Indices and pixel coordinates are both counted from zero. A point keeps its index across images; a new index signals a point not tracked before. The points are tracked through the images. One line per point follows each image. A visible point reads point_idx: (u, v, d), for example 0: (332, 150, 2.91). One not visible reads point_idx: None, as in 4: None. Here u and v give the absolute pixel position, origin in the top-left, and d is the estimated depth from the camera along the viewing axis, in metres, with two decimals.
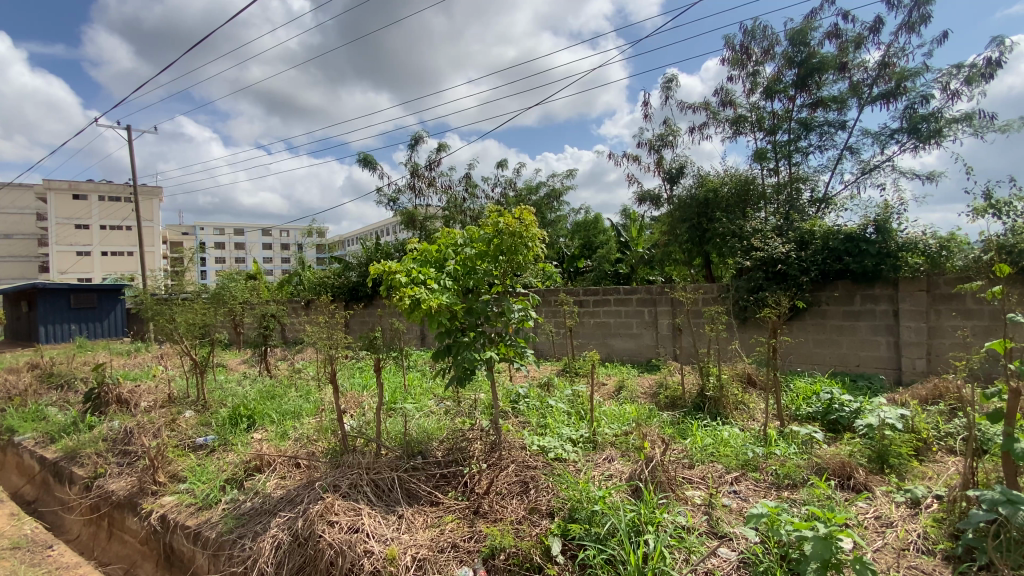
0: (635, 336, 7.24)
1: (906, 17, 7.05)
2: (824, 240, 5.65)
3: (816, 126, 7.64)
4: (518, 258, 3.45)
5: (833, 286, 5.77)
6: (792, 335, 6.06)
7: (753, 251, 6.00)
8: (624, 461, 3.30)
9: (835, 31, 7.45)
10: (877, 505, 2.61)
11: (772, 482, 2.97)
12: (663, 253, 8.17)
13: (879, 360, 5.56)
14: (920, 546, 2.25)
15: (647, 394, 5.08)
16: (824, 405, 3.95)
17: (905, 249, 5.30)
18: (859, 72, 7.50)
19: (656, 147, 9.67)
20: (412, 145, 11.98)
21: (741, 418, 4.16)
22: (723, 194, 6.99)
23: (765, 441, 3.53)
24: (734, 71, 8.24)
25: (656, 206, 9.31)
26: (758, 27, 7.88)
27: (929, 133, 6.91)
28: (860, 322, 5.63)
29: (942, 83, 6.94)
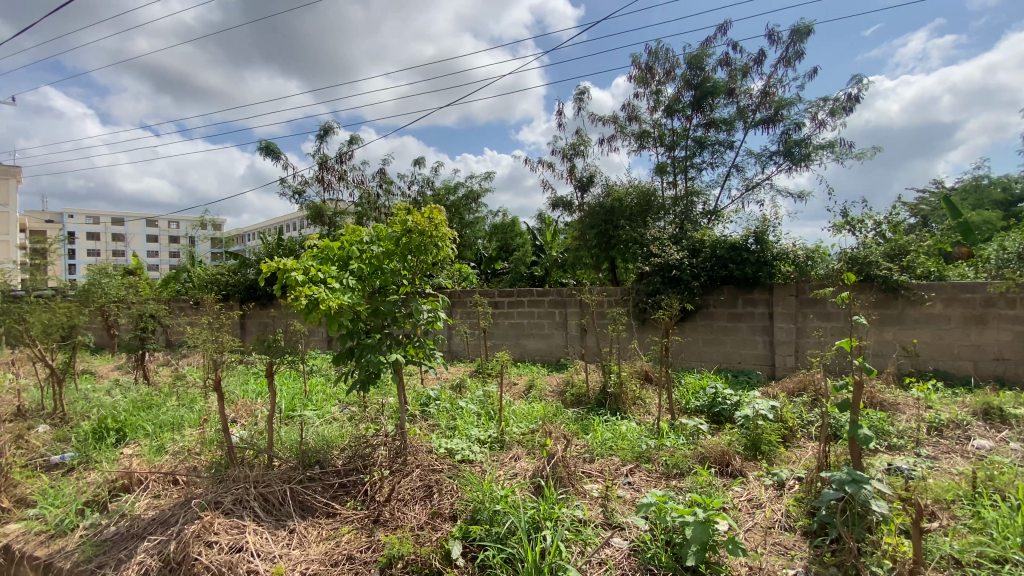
0: (547, 336, 7.42)
1: (783, 52, 7.95)
2: (712, 248, 6.19)
3: (708, 144, 8.35)
4: (426, 258, 3.40)
5: (720, 290, 6.33)
6: (684, 335, 6.54)
7: (652, 257, 6.41)
8: (529, 459, 3.36)
9: (726, 59, 8.19)
10: (750, 488, 2.89)
11: (663, 472, 3.19)
12: (575, 257, 8.47)
13: (757, 357, 6.18)
14: (784, 523, 2.52)
15: (554, 393, 5.22)
16: (710, 399, 4.30)
17: (779, 258, 5.93)
18: (745, 97, 8.30)
19: (569, 155, 10.03)
20: (322, 136, 11.35)
21: (639, 412, 4.42)
22: (628, 204, 7.41)
23: (659, 434, 3.78)
24: (639, 88, 8.77)
25: (568, 211, 9.64)
26: (660, 49, 8.47)
27: (800, 157, 7.83)
28: (741, 323, 6.23)
29: (812, 113, 7.91)
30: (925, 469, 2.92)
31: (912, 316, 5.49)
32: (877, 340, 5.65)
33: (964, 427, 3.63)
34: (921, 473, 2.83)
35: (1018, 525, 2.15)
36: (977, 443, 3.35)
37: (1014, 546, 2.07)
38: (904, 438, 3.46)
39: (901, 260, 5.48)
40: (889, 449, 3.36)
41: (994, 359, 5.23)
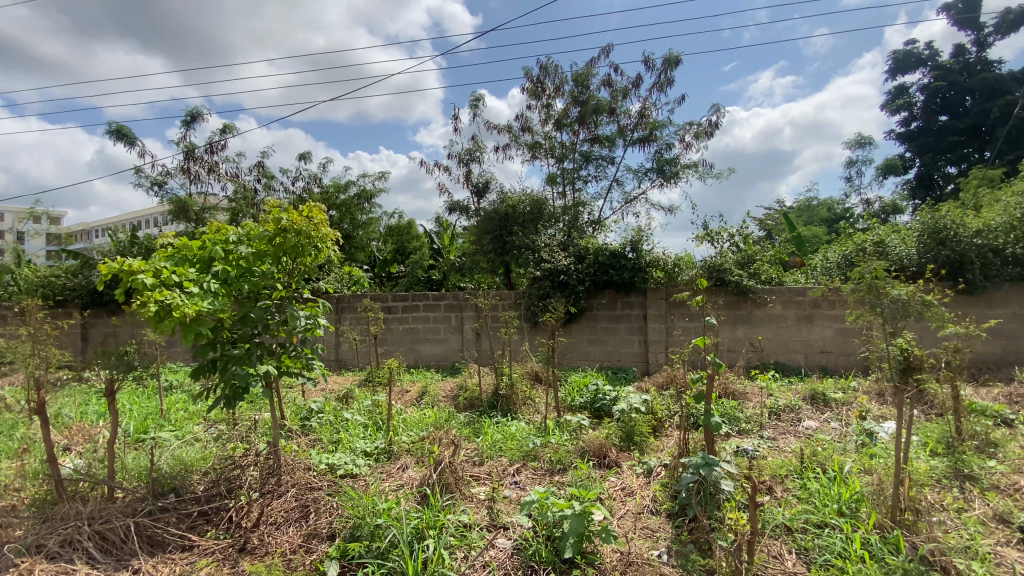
0: (442, 341, 7.36)
1: (656, 78, 8.76)
2: (595, 255, 6.60)
3: (593, 158, 8.90)
4: (302, 259, 3.20)
5: (602, 294, 6.75)
6: (570, 336, 6.87)
7: (542, 263, 6.69)
8: (417, 467, 3.30)
9: (608, 80, 8.82)
10: (624, 477, 3.13)
11: (547, 469, 3.32)
12: (471, 261, 8.53)
13: (634, 355, 6.70)
14: (651, 508, 2.76)
15: (447, 397, 5.20)
16: (592, 396, 4.57)
17: (652, 265, 6.50)
18: (625, 117, 8.99)
19: (464, 160, 10.07)
20: (188, 122, 10.17)
21: (528, 412, 4.56)
22: (521, 211, 7.67)
23: (545, 432, 3.93)
24: (531, 100, 9.12)
25: (465, 216, 9.69)
26: (549, 64, 8.89)
27: (671, 174, 8.67)
28: (620, 323, 6.71)
29: (681, 135, 8.81)
30: (765, 449, 3.37)
31: (758, 316, 6.33)
32: (730, 337, 6.42)
33: (797, 411, 4.26)
34: (762, 453, 3.26)
35: (833, 493, 2.57)
36: (806, 424, 3.95)
37: (829, 510, 2.47)
38: (750, 422, 3.97)
39: (750, 268, 6.30)
40: (739, 433, 3.84)
41: (821, 351, 6.21)
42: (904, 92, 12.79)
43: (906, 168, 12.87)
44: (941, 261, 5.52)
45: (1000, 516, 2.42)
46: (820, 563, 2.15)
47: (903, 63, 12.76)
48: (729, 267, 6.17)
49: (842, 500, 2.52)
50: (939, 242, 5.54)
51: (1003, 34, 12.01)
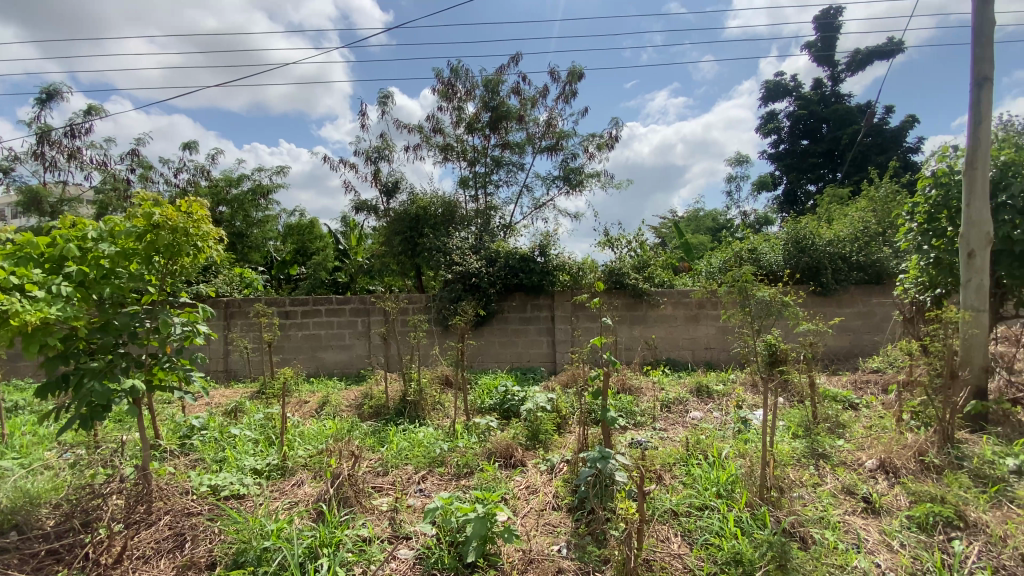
0: (347, 347, 7.03)
1: (562, 90, 9.11)
2: (505, 259, 6.69)
3: (504, 163, 9.04)
4: (178, 260, 2.87)
5: (512, 297, 6.86)
6: (481, 339, 6.88)
7: (453, 265, 6.66)
8: (314, 483, 3.13)
9: (517, 88, 9.02)
10: (529, 476, 3.19)
11: (454, 473, 3.30)
12: (380, 263, 8.26)
13: (542, 355, 6.90)
14: (554, 503, 2.84)
15: (351, 406, 4.96)
16: (501, 397, 4.62)
17: (559, 269, 6.72)
18: (533, 125, 9.23)
19: (372, 158, 9.73)
20: (42, 100, 8.76)
21: (436, 417, 4.50)
22: (431, 213, 7.60)
23: (453, 436, 3.89)
24: (441, 102, 9.06)
25: (373, 216, 9.37)
26: (460, 68, 8.92)
27: (576, 182, 9.06)
28: (530, 325, 6.87)
29: (585, 146, 9.24)
30: (656, 440, 3.63)
31: (653, 316, 6.80)
32: (628, 336, 6.83)
33: (684, 403, 4.64)
34: (654, 444, 3.51)
35: (712, 477, 2.82)
36: (693, 414, 4.31)
37: (709, 493, 2.71)
38: (645, 416, 4.25)
39: (645, 271, 6.77)
40: (635, 425, 4.10)
41: (705, 347, 6.82)
42: (773, 117, 14.50)
43: (775, 184, 14.58)
44: (801, 266, 6.35)
45: (846, 487, 2.80)
46: (700, 543, 2.35)
47: (773, 92, 14.46)
48: (627, 271, 6.60)
49: (720, 483, 2.77)
50: (800, 250, 6.37)
51: (850, 72, 14.05)
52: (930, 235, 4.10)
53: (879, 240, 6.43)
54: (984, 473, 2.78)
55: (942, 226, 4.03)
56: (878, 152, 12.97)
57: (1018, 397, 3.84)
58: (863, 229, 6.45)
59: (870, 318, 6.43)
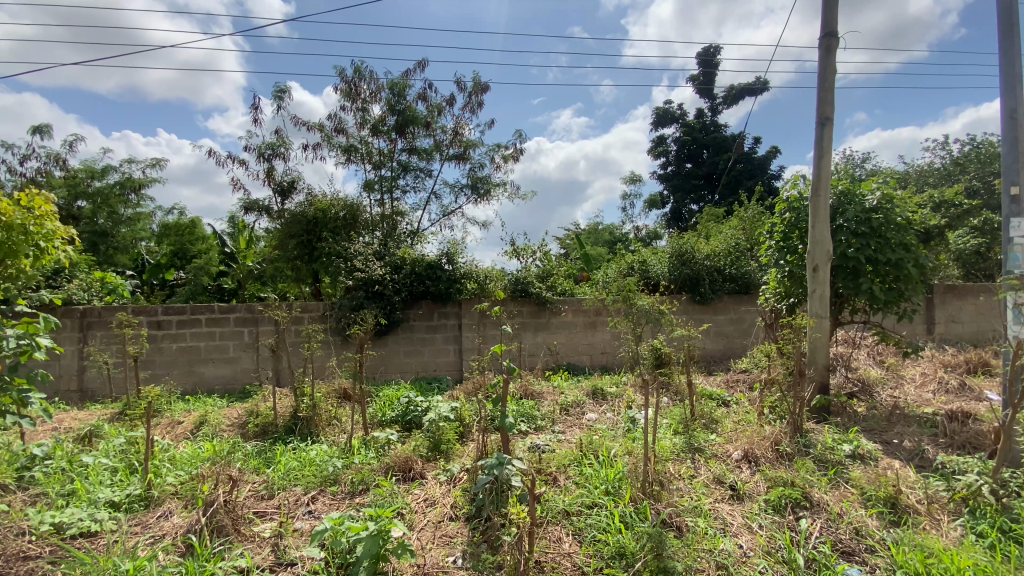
0: (231, 360, 6.43)
1: (468, 100, 9.20)
2: (412, 266, 6.56)
3: (410, 169, 8.90)
4: (13, 262, 2.45)
5: (418, 305, 6.73)
6: (384, 348, 6.65)
7: (355, 272, 6.40)
8: (184, 513, 2.81)
9: (424, 94, 8.96)
10: (427, 488, 3.13)
11: (348, 491, 3.15)
12: (273, 269, 7.70)
13: (449, 364, 6.85)
14: (451, 514, 2.82)
15: (234, 426, 4.53)
16: (403, 408, 4.50)
17: (466, 277, 6.72)
18: (440, 132, 9.20)
19: (265, 155, 9.07)
20: None
21: (332, 433, 4.27)
22: (332, 216, 7.24)
23: (349, 453, 3.72)
24: (344, 101, 8.72)
25: (266, 217, 8.72)
26: (365, 68, 8.66)
27: (483, 191, 9.16)
28: (436, 334, 6.78)
29: (492, 156, 9.40)
30: (554, 443, 3.76)
31: (555, 323, 7.05)
32: (532, 343, 7.00)
33: (581, 405, 4.86)
34: (551, 447, 3.62)
35: (602, 475, 2.98)
36: (588, 416, 4.54)
37: (598, 491, 2.85)
38: (544, 419, 4.40)
39: (547, 281, 7.04)
40: (536, 429, 4.21)
41: (601, 352, 7.22)
42: (662, 141, 15.84)
43: (664, 203, 15.89)
44: (683, 277, 6.99)
45: (717, 477, 3.10)
46: (589, 540, 2.46)
47: (662, 118, 15.79)
48: (533, 280, 6.81)
49: (609, 480, 2.94)
50: (683, 262, 7.01)
51: (726, 105, 15.78)
52: (786, 251, 4.71)
53: (746, 255, 7.26)
54: (825, 457, 3.23)
55: (794, 244, 4.66)
56: (748, 178, 14.67)
57: (853, 390, 4.52)
58: (734, 245, 7.25)
59: (740, 323, 7.22)
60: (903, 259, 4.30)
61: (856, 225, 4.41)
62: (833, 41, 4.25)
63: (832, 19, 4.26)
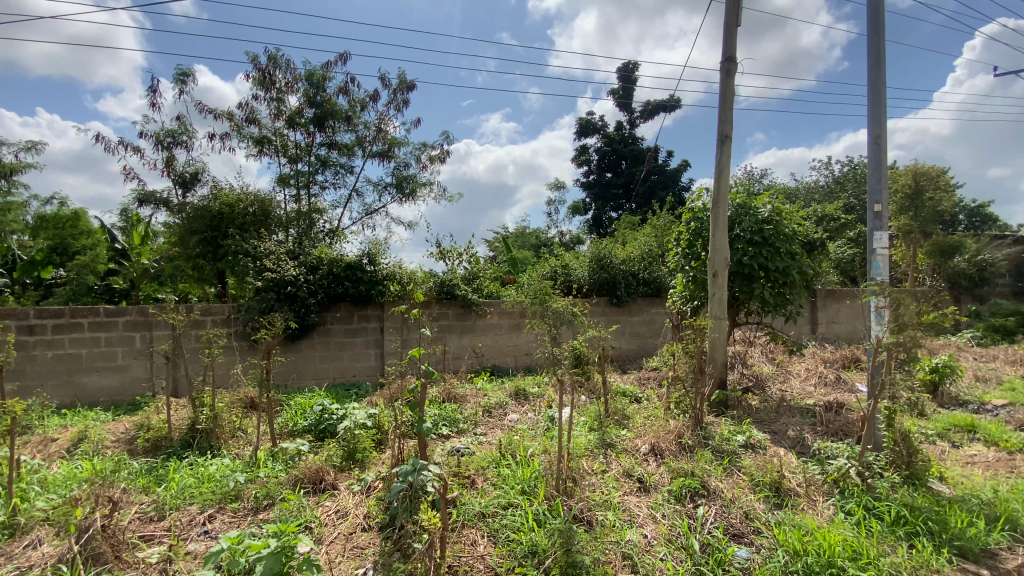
0: (119, 369, 5.79)
1: (392, 97, 8.99)
2: (329, 266, 6.27)
3: (330, 164, 8.54)
4: None
5: (336, 307, 6.45)
6: (299, 353, 6.30)
7: (265, 272, 6.00)
8: (55, 541, 2.49)
9: (345, 88, 8.63)
10: (339, 499, 3.00)
11: (250, 508, 2.94)
12: (171, 268, 7.04)
13: (369, 368, 6.64)
14: (363, 524, 2.73)
15: (119, 442, 4.07)
16: (317, 417, 4.28)
17: (388, 278, 6.53)
18: (363, 128, 8.91)
19: (164, 143, 8.28)
20: None
21: (235, 446, 3.97)
22: (241, 212, 6.76)
23: (254, 466, 3.47)
24: (257, 90, 8.19)
25: (165, 210, 7.96)
26: (280, 57, 8.19)
27: (408, 191, 8.98)
28: (356, 337, 6.55)
29: (417, 156, 9.25)
30: (474, 445, 3.75)
31: (480, 325, 7.06)
32: (457, 345, 6.96)
33: (503, 407, 4.90)
34: (471, 450, 3.61)
35: (518, 475, 3.03)
36: (510, 417, 4.58)
37: (514, 491, 2.88)
38: (466, 422, 4.38)
39: (473, 283, 7.03)
40: (457, 433, 4.18)
41: (525, 354, 7.34)
42: (585, 150, 16.43)
43: (586, 209, 16.48)
44: (601, 280, 7.30)
45: (626, 471, 3.25)
46: (503, 541, 2.48)
47: (585, 128, 16.38)
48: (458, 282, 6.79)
49: (525, 480, 2.98)
50: (602, 266, 7.32)
51: (643, 119, 16.66)
52: (691, 257, 5.07)
53: (659, 261, 7.71)
54: (721, 448, 3.51)
55: (698, 250, 5.02)
56: (662, 189, 15.59)
57: (748, 385, 4.95)
58: (648, 251, 7.67)
59: (652, 324, 7.66)
60: (789, 266, 4.78)
61: (750, 235, 4.83)
62: (732, 65, 4.64)
63: (731, 45, 4.64)
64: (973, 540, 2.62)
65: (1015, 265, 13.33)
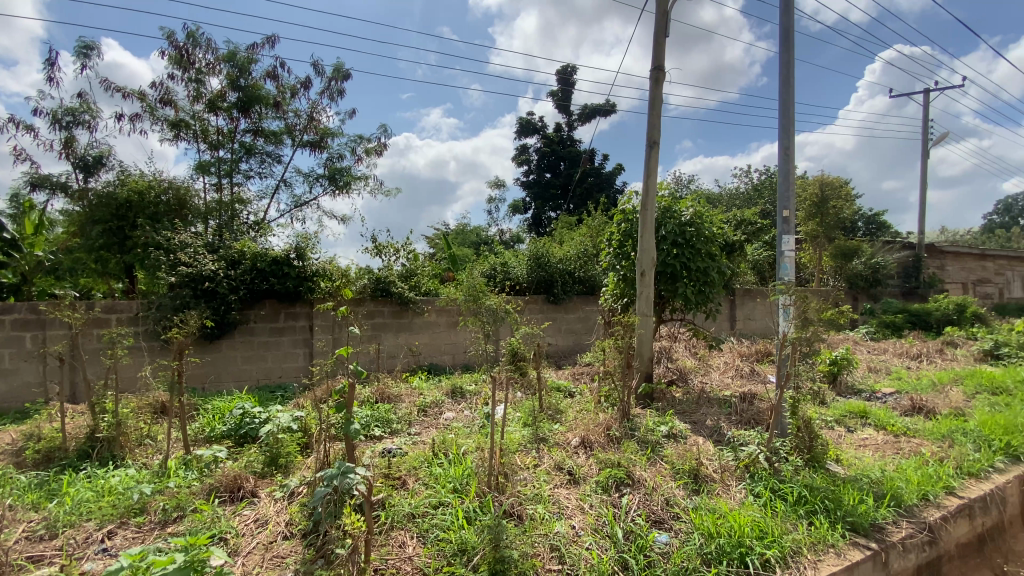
0: (4, 373, 5.15)
1: (326, 85, 8.63)
2: (252, 261, 5.93)
3: (255, 152, 8.07)
4: None
5: (261, 305, 6.10)
6: (218, 354, 5.90)
7: (179, 266, 5.56)
8: None
9: (273, 73, 8.18)
10: (259, 507, 2.84)
11: (158, 521, 2.72)
12: (70, 260, 6.37)
13: (296, 369, 6.34)
14: (285, 533, 2.60)
15: (4, 454, 3.62)
16: (237, 421, 4.03)
17: (317, 274, 6.27)
18: (293, 116, 8.49)
19: (63, 122, 7.47)
20: None
21: (142, 455, 3.65)
22: (153, 200, 6.24)
23: (164, 476, 3.21)
24: (173, 69, 7.58)
25: (63, 197, 7.18)
26: (200, 35, 7.62)
27: (341, 184, 8.66)
28: (283, 337, 6.23)
29: (352, 148, 8.94)
30: (407, 446, 3.68)
31: (417, 324, 6.94)
32: (392, 343, 6.80)
33: (439, 405, 4.86)
34: (403, 450, 3.55)
35: (450, 474, 3.01)
36: (445, 415, 4.54)
37: (445, 490, 2.86)
38: (400, 422, 4.29)
39: (410, 280, 6.90)
40: (390, 433, 4.09)
41: (463, 351, 7.31)
42: (525, 149, 16.58)
43: (525, 208, 16.66)
44: (539, 278, 7.42)
45: (557, 464, 3.32)
46: (432, 540, 2.46)
47: (525, 128, 16.53)
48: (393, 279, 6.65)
49: (456, 478, 2.97)
50: (539, 264, 7.45)
51: (581, 122, 17.06)
52: (622, 257, 5.27)
53: (594, 260, 7.95)
54: (646, 438, 3.67)
55: (628, 250, 5.22)
56: (598, 191, 16.04)
57: (673, 378, 5.22)
58: (583, 251, 7.88)
59: (587, 322, 7.89)
60: (708, 267, 5.09)
61: (676, 236, 5.10)
62: (660, 74, 4.86)
63: (660, 55, 4.86)
64: (861, 514, 2.91)
65: (902, 268, 14.99)
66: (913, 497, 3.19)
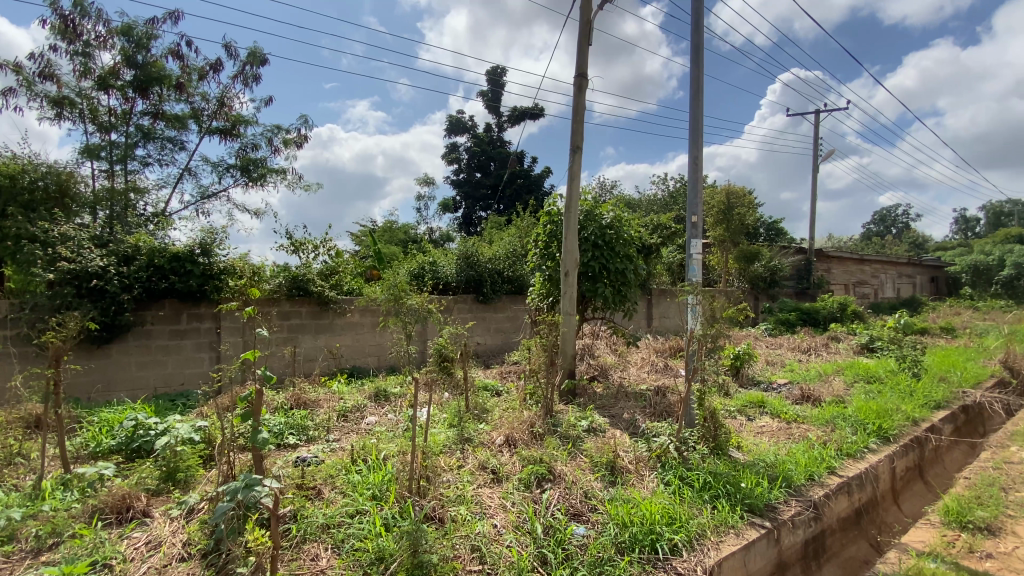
0: None
1: (238, 69, 8.03)
2: (149, 257, 5.39)
3: (155, 137, 7.36)
4: None
5: (159, 305, 5.58)
6: (107, 360, 5.31)
7: (58, 262, 4.89)
8: None
9: (177, 51, 7.49)
10: (152, 528, 2.59)
11: (27, 551, 2.39)
12: None
13: (200, 375, 5.85)
14: (182, 554, 2.39)
15: None
16: (128, 434, 3.64)
17: (226, 272, 5.81)
18: (200, 100, 7.82)
19: None
20: None
21: (9, 477, 3.19)
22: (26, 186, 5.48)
23: (36, 499, 2.83)
24: (55, 39, 6.70)
25: None
26: (88, 3, 6.80)
27: (255, 175, 8.11)
28: (185, 340, 5.74)
29: (268, 138, 8.40)
30: (324, 453, 3.52)
31: (339, 325, 6.67)
32: (310, 345, 6.48)
33: (361, 409, 4.70)
34: (320, 458, 3.39)
35: (368, 480, 2.91)
36: (367, 420, 4.40)
37: (363, 498, 2.77)
38: (317, 428, 4.10)
39: (332, 279, 6.61)
40: (307, 441, 3.89)
41: (389, 352, 7.11)
42: (455, 147, 16.46)
43: (455, 207, 16.55)
44: (467, 278, 7.40)
45: (481, 463, 3.33)
46: (347, 551, 2.37)
47: (455, 126, 16.40)
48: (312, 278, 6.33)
49: (375, 484, 2.88)
50: (467, 264, 7.41)
51: (511, 124, 17.22)
52: (547, 258, 5.38)
53: (522, 261, 8.04)
54: (567, 434, 3.78)
55: (553, 251, 5.34)
56: (527, 192, 16.28)
57: (594, 375, 5.41)
58: (512, 251, 7.96)
59: (515, 321, 7.96)
60: (626, 268, 5.34)
61: (597, 238, 5.29)
62: (584, 82, 5.01)
63: (584, 63, 5.02)
64: (757, 496, 3.19)
65: (796, 271, 16.57)
66: (801, 478, 3.54)
